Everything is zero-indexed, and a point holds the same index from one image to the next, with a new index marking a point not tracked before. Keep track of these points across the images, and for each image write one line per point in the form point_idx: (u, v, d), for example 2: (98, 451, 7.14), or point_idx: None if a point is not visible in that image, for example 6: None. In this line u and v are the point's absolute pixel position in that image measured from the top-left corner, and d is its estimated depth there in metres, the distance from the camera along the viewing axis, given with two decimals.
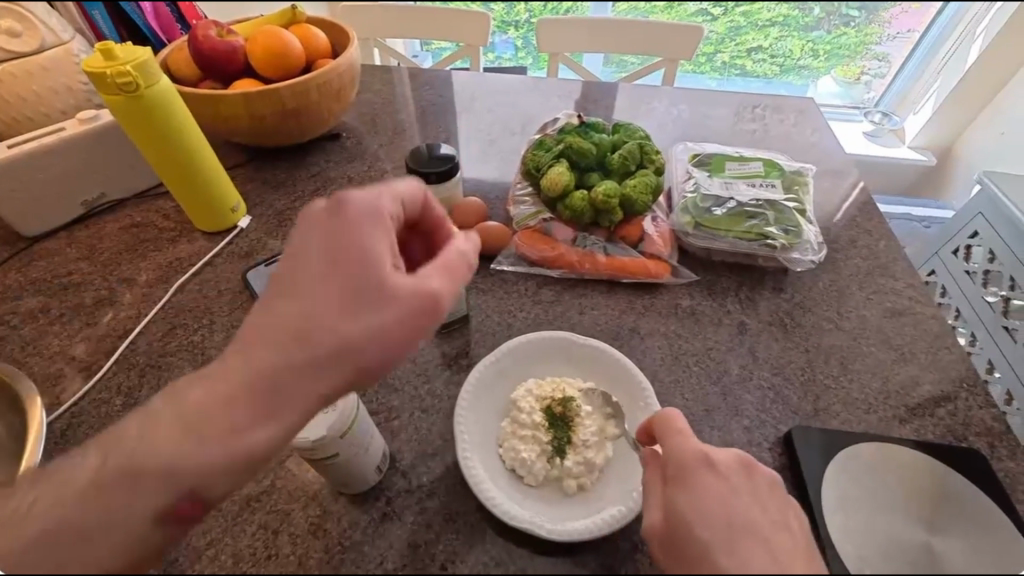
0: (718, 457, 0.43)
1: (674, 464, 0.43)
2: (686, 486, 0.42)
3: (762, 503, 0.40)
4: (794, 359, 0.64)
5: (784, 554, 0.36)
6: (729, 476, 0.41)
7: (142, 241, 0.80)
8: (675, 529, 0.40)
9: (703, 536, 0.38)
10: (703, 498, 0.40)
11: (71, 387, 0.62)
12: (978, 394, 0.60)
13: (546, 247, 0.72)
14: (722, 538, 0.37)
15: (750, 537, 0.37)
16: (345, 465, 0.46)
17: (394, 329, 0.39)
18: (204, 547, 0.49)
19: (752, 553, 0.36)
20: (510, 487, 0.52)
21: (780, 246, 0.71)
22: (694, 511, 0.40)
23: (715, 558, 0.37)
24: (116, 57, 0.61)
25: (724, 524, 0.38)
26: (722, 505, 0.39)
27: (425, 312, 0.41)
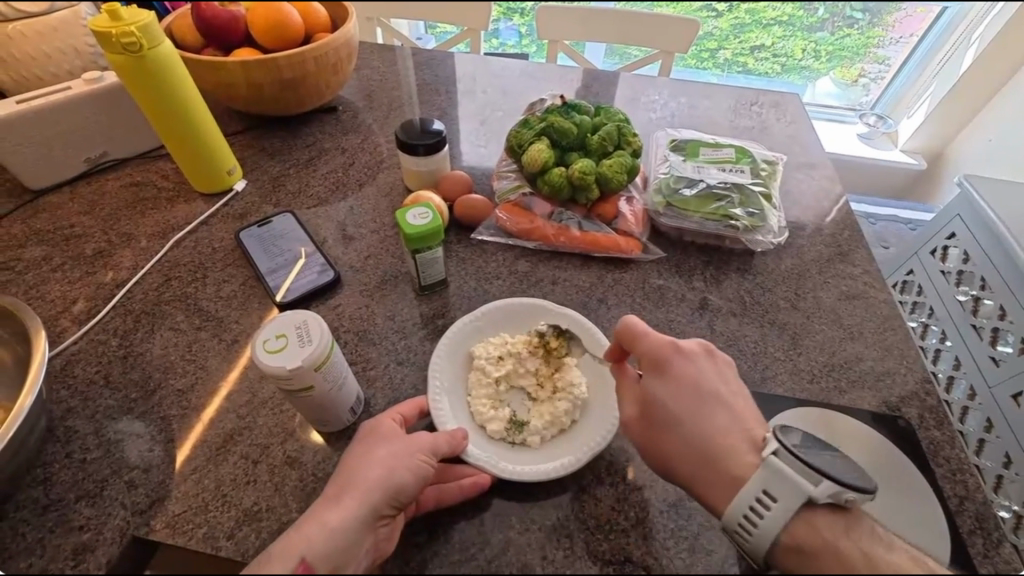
0: (685, 348, 0.53)
1: (651, 357, 0.52)
2: (665, 370, 0.51)
3: (724, 378, 0.51)
4: (748, 332, 0.68)
5: (739, 412, 0.49)
6: (695, 361, 0.52)
7: (142, 199, 0.84)
8: (655, 403, 0.50)
9: (679, 405, 0.49)
10: (679, 376, 0.51)
11: (69, 330, 0.66)
12: (915, 370, 0.64)
13: (524, 220, 0.76)
14: (693, 408, 0.49)
15: (719, 406, 0.49)
16: (320, 401, 0.50)
17: (393, 458, 0.46)
18: (190, 472, 0.53)
19: (718, 415, 0.48)
20: (473, 432, 0.56)
21: (743, 228, 0.75)
22: (672, 389, 0.50)
23: (687, 423, 0.48)
24: (121, 18, 0.63)
25: (698, 396, 0.49)
26: (692, 383, 0.50)
27: (420, 445, 0.48)
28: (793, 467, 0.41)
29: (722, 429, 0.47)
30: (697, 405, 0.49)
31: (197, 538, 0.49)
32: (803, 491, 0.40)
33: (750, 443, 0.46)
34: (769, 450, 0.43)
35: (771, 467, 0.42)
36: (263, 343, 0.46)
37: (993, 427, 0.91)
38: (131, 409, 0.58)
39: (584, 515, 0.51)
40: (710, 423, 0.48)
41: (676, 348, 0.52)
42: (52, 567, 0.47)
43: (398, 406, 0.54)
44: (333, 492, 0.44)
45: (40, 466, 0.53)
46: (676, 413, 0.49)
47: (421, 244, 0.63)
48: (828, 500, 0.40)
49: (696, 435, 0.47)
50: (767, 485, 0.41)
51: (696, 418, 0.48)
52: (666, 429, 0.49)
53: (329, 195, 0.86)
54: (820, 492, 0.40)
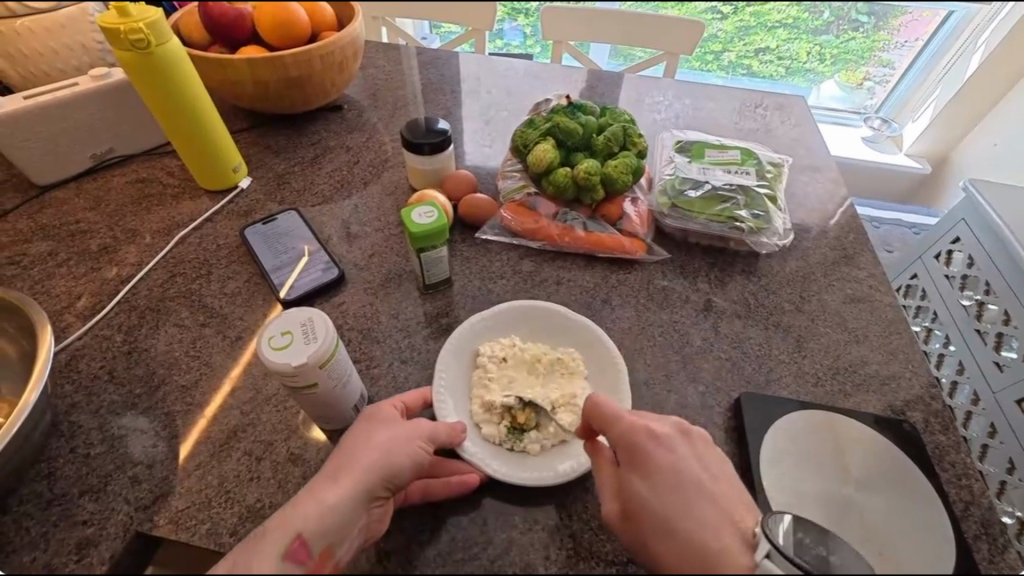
0: (659, 431, 0.49)
1: (625, 442, 0.48)
2: (641, 461, 0.47)
3: (705, 466, 0.47)
4: (753, 334, 0.68)
5: (726, 504, 0.45)
6: (673, 447, 0.48)
7: (148, 195, 0.84)
8: (634, 497, 0.45)
9: (662, 503, 0.44)
10: (658, 467, 0.46)
11: (74, 325, 0.66)
12: (921, 374, 0.64)
13: (529, 219, 0.76)
14: (676, 504, 0.44)
15: (703, 499, 0.44)
16: (324, 399, 0.50)
17: (392, 441, 0.46)
18: (193, 468, 0.53)
19: (704, 511, 0.43)
20: (472, 432, 0.56)
21: (748, 230, 0.75)
22: (653, 483, 0.46)
23: (676, 522, 0.43)
24: (130, 15, 0.63)
25: (678, 491, 0.45)
26: (673, 472, 0.46)
27: (419, 432, 0.48)
28: (785, 570, 0.37)
29: (712, 527, 0.42)
30: (682, 501, 0.44)
31: (200, 534, 0.49)
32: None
33: (746, 547, 0.41)
34: (761, 553, 0.39)
35: (761, 572, 0.38)
36: (269, 340, 0.46)
37: (997, 432, 0.91)
38: (135, 405, 0.59)
39: (587, 515, 0.51)
40: (700, 522, 0.43)
41: (650, 433, 0.48)
42: (56, 561, 0.47)
43: (398, 396, 0.54)
44: (332, 470, 0.44)
45: (44, 460, 0.54)
46: (660, 513, 0.44)
47: (426, 243, 0.63)
48: None
49: (684, 535, 0.42)
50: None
51: (680, 514, 0.43)
52: (653, 534, 0.43)
53: (333, 193, 0.86)
54: None
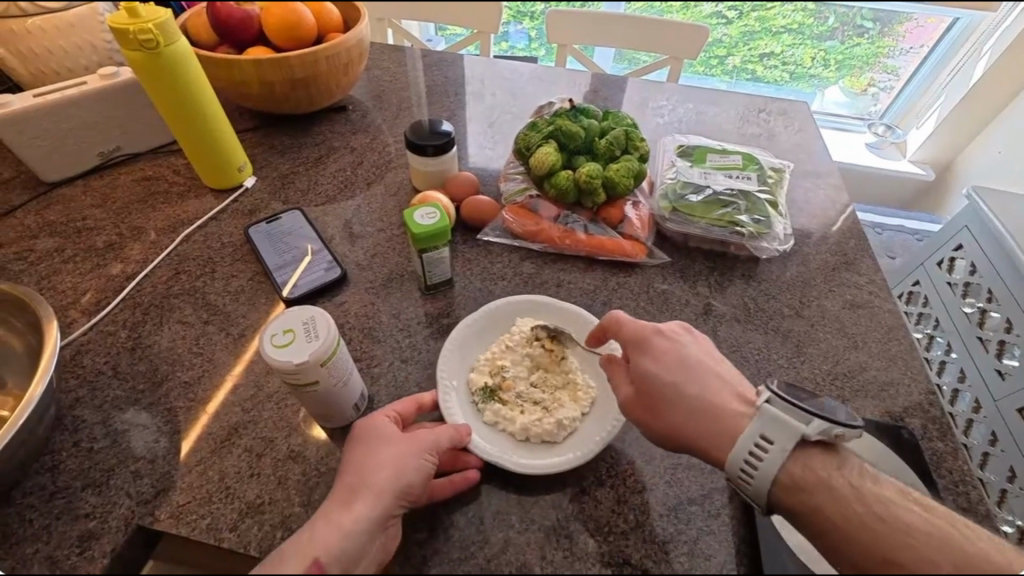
0: (666, 327, 0.54)
1: (633, 338, 0.54)
2: (650, 347, 0.52)
3: (705, 350, 0.54)
4: (752, 338, 0.68)
5: (724, 376, 0.51)
6: (678, 337, 0.54)
7: (153, 194, 0.85)
8: (645, 379, 0.51)
9: (670, 376, 0.50)
10: (664, 352, 0.52)
11: (79, 321, 0.67)
12: (920, 380, 0.64)
13: (544, 207, 0.78)
14: (682, 379, 0.50)
15: (706, 373, 0.51)
16: (325, 396, 0.51)
17: (400, 459, 0.47)
18: (195, 464, 0.54)
19: (708, 382, 0.50)
20: (458, 383, 0.60)
21: (748, 234, 0.75)
22: (662, 365, 0.51)
23: (682, 388, 0.50)
24: (139, 15, 0.64)
25: (684, 367, 0.51)
26: (676, 355, 0.52)
27: (424, 444, 0.49)
28: (782, 410, 0.46)
29: (716, 395, 0.49)
30: (689, 374, 0.50)
31: (201, 529, 0.49)
32: (798, 432, 0.44)
33: (741, 399, 0.49)
34: (763, 399, 0.47)
35: (766, 412, 0.45)
36: (271, 337, 0.46)
37: (998, 441, 0.90)
38: (138, 400, 0.59)
39: (584, 516, 0.51)
40: (701, 389, 0.50)
41: (657, 330, 0.54)
42: (58, 553, 0.48)
43: (393, 405, 0.54)
44: (341, 495, 0.44)
45: (48, 454, 0.54)
46: (670, 384, 0.50)
47: (427, 244, 0.63)
48: (819, 436, 0.44)
49: (691, 403, 0.49)
50: (765, 430, 0.45)
51: (687, 386, 0.50)
52: (662, 404, 0.50)
53: (337, 193, 0.86)
54: (810, 429, 0.44)
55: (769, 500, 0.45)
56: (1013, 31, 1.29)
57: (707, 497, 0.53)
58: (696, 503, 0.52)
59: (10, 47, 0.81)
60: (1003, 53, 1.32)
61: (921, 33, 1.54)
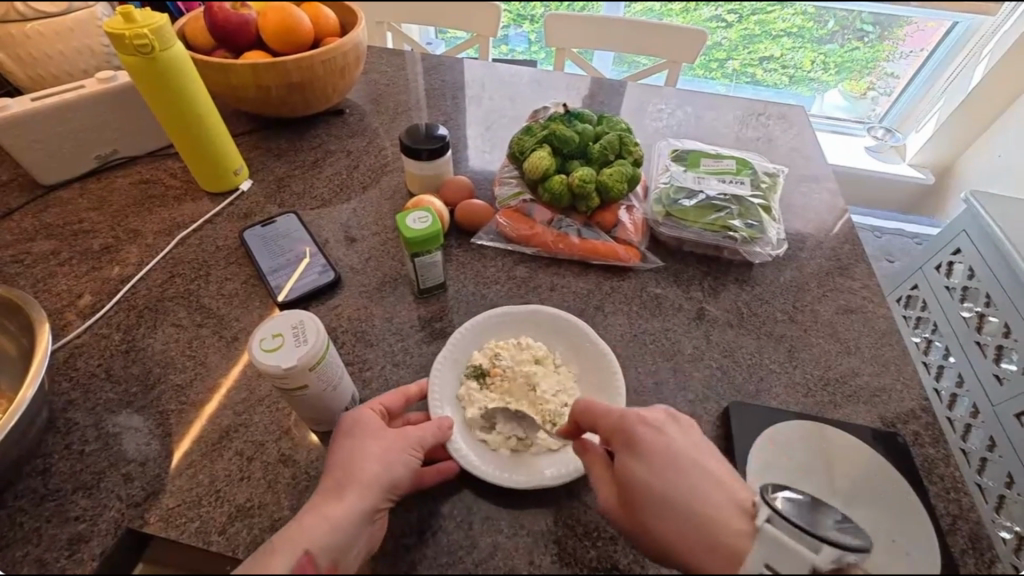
0: (648, 416, 0.50)
1: (615, 431, 0.50)
2: (630, 444, 0.48)
3: (694, 442, 0.48)
4: (745, 343, 0.68)
5: (724, 480, 0.45)
6: (663, 429, 0.49)
7: (150, 197, 0.85)
8: (631, 483, 0.46)
9: (657, 479, 0.45)
10: (651, 449, 0.47)
11: (73, 323, 0.67)
12: (913, 387, 0.64)
13: (545, 210, 0.78)
14: (670, 481, 0.45)
15: (695, 471, 0.45)
16: (315, 400, 0.51)
17: (388, 456, 0.47)
18: (185, 467, 0.54)
19: (698, 488, 0.44)
20: (452, 378, 0.60)
21: (741, 239, 0.75)
22: (646, 464, 0.46)
23: (670, 496, 0.44)
24: (135, 20, 0.65)
25: (670, 465, 0.46)
26: (662, 450, 0.47)
27: (409, 441, 0.49)
28: (788, 532, 0.36)
29: (712, 506, 0.43)
30: (674, 475, 0.45)
31: (189, 532, 0.49)
32: (806, 561, 0.34)
33: (738, 509, 0.42)
34: (762, 518, 0.38)
35: (766, 534, 0.36)
36: (260, 342, 0.46)
37: (995, 446, 0.89)
38: (130, 403, 0.59)
39: (573, 521, 0.51)
40: (695, 495, 0.43)
41: (640, 419, 0.49)
42: (47, 556, 0.48)
43: (381, 398, 0.54)
44: (329, 486, 0.45)
45: (40, 456, 0.54)
46: (657, 490, 0.45)
47: (421, 248, 0.63)
48: (831, 567, 0.35)
49: (684, 516, 0.43)
50: (769, 558, 0.35)
51: (675, 489, 0.44)
52: (650, 512, 0.44)
53: (331, 197, 0.87)
54: (822, 560, 0.34)
55: None
56: (1012, 35, 1.30)
57: None
58: None
59: (9, 51, 0.82)
60: (1001, 59, 1.33)
61: (921, 36, 1.54)
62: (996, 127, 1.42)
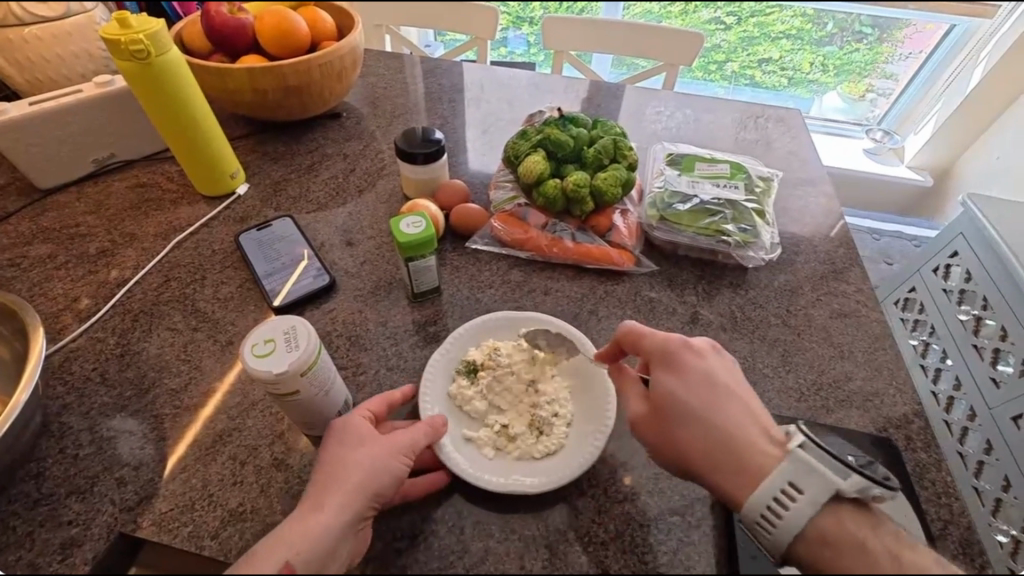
0: (696, 344, 0.53)
1: (660, 353, 0.53)
2: (675, 364, 0.52)
3: (732, 372, 0.52)
4: (738, 347, 0.68)
5: (753, 407, 0.50)
6: (706, 357, 0.53)
7: (146, 200, 0.86)
8: (666, 397, 0.51)
9: (694, 398, 0.50)
10: (690, 371, 0.51)
11: (70, 326, 0.68)
12: (906, 392, 0.64)
13: (540, 212, 0.78)
14: (706, 401, 0.49)
15: (730, 397, 0.50)
16: (306, 405, 0.51)
17: (375, 462, 0.47)
18: (178, 471, 0.54)
19: (730, 413, 0.49)
20: (444, 380, 0.60)
21: (735, 243, 0.75)
22: (685, 383, 0.51)
23: (703, 413, 0.49)
24: (131, 26, 0.65)
25: (710, 389, 0.50)
26: (703, 375, 0.51)
27: (399, 447, 0.49)
28: (819, 460, 0.44)
29: (739, 429, 0.48)
30: (712, 397, 0.50)
31: (182, 536, 0.50)
32: (832, 485, 0.42)
33: (764, 435, 0.47)
34: (795, 444, 0.45)
35: (798, 457, 0.44)
36: (251, 347, 0.47)
37: (992, 450, 0.87)
38: (125, 407, 0.60)
39: (564, 526, 0.52)
40: (725, 417, 0.49)
41: (686, 345, 0.53)
42: (40, 560, 0.48)
43: (367, 402, 0.54)
44: (315, 491, 0.46)
45: (34, 460, 0.55)
46: (690, 405, 0.50)
47: (415, 252, 0.64)
48: (854, 494, 0.43)
49: (711, 430, 0.48)
50: (792, 478, 0.43)
51: (711, 410, 0.49)
52: (677, 422, 0.50)
53: (328, 200, 0.87)
54: (847, 485, 0.42)
55: (786, 549, 0.44)
56: (1011, 37, 1.30)
57: (688, 508, 0.53)
58: (675, 513, 0.52)
59: (8, 56, 0.83)
60: (998, 62, 1.33)
61: (920, 39, 1.54)
62: (993, 130, 1.42)
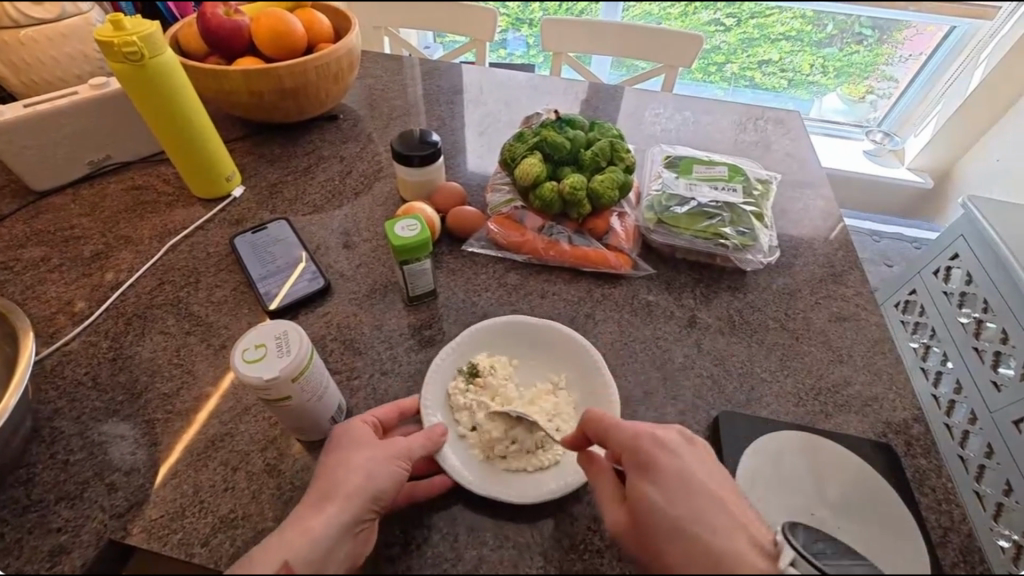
0: (665, 438, 0.48)
1: (628, 449, 0.48)
2: (645, 464, 0.46)
3: (710, 468, 0.46)
4: (736, 351, 0.68)
5: (738, 511, 0.42)
6: (677, 452, 0.47)
7: (142, 203, 0.85)
8: (641, 505, 0.44)
9: (671, 504, 0.42)
10: (662, 470, 0.45)
11: (62, 330, 0.67)
12: (905, 397, 0.63)
13: (538, 217, 0.78)
14: (683, 506, 0.42)
15: (709, 498, 0.42)
16: (298, 410, 0.51)
17: (373, 466, 0.47)
18: (170, 477, 0.54)
19: (713, 517, 0.41)
20: (445, 384, 0.60)
21: (732, 246, 0.75)
22: (660, 487, 0.44)
23: (683, 522, 0.41)
24: (125, 28, 0.65)
25: (685, 490, 0.43)
26: (677, 475, 0.44)
27: (396, 451, 0.49)
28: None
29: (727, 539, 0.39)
30: (690, 502, 0.42)
31: (172, 544, 0.49)
32: None
33: (754, 545, 0.39)
34: (785, 559, 0.39)
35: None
36: (242, 352, 0.46)
37: (993, 454, 0.86)
38: (116, 412, 0.59)
39: (560, 534, 0.51)
40: (708, 524, 0.40)
41: (655, 440, 0.48)
42: (28, 567, 0.48)
43: (373, 410, 0.55)
44: (313, 497, 0.45)
45: (23, 466, 0.54)
46: (670, 513, 0.42)
47: (410, 255, 0.63)
48: None
49: (695, 545, 0.39)
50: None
51: (691, 517, 0.41)
52: (660, 537, 0.41)
53: (324, 203, 0.87)
54: None
55: None
56: (1012, 38, 1.29)
57: None
58: None
59: (4, 58, 0.82)
60: (999, 64, 1.33)
61: (920, 40, 1.53)
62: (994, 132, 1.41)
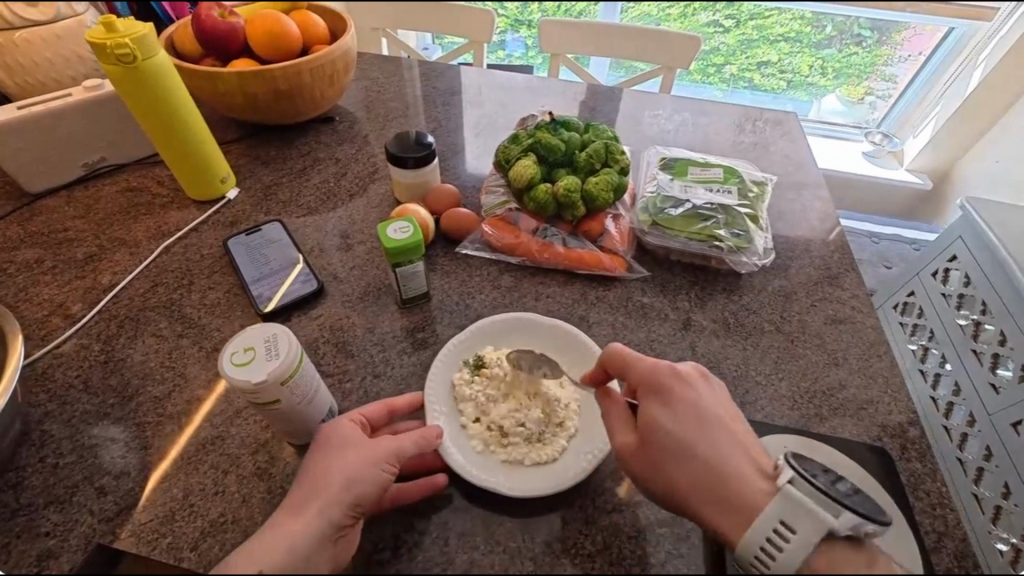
0: (682, 371, 0.51)
1: (647, 380, 0.51)
2: (663, 395, 0.50)
3: (722, 401, 0.50)
4: (730, 354, 0.67)
5: (742, 437, 0.47)
6: (694, 385, 0.50)
7: (136, 205, 0.85)
8: (655, 429, 0.48)
9: (684, 431, 0.47)
10: (678, 399, 0.49)
11: (54, 332, 0.67)
12: (901, 400, 0.63)
13: (533, 218, 0.78)
14: (695, 432, 0.47)
15: (721, 427, 0.47)
16: (287, 414, 0.50)
17: (357, 470, 0.46)
18: (159, 480, 0.53)
19: (722, 444, 0.46)
20: (451, 373, 0.61)
21: (727, 249, 0.74)
22: (675, 415, 0.48)
23: (694, 447, 0.46)
24: (117, 30, 0.65)
25: (699, 421, 0.47)
26: (692, 406, 0.49)
27: (382, 454, 0.48)
28: (810, 496, 0.40)
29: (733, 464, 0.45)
30: (702, 431, 0.47)
31: (161, 548, 0.49)
32: (824, 525, 0.38)
33: (756, 468, 0.45)
34: (784, 479, 0.41)
35: (788, 495, 0.40)
36: (230, 355, 0.46)
37: (991, 456, 0.85)
38: (107, 415, 0.59)
39: (551, 539, 0.51)
40: (716, 450, 0.46)
41: (674, 373, 0.51)
42: (15, 572, 0.47)
43: (362, 408, 0.54)
44: (296, 500, 0.45)
45: (13, 469, 0.54)
46: (680, 438, 0.47)
47: (403, 257, 0.63)
48: (848, 533, 0.38)
49: (701, 465, 0.45)
50: (785, 516, 0.39)
51: (703, 444, 0.46)
52: (667, 458, 0.47)
53: (319, 204, 0.86)
54: (840, 524, 0.38)
55: None
56: (1010, 39, 1.29)
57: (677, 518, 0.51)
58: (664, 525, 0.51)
59: None
60: (998, 65, 1.32)
61: (919, 41, 1.53)
62: (993, 133, 1.41)
